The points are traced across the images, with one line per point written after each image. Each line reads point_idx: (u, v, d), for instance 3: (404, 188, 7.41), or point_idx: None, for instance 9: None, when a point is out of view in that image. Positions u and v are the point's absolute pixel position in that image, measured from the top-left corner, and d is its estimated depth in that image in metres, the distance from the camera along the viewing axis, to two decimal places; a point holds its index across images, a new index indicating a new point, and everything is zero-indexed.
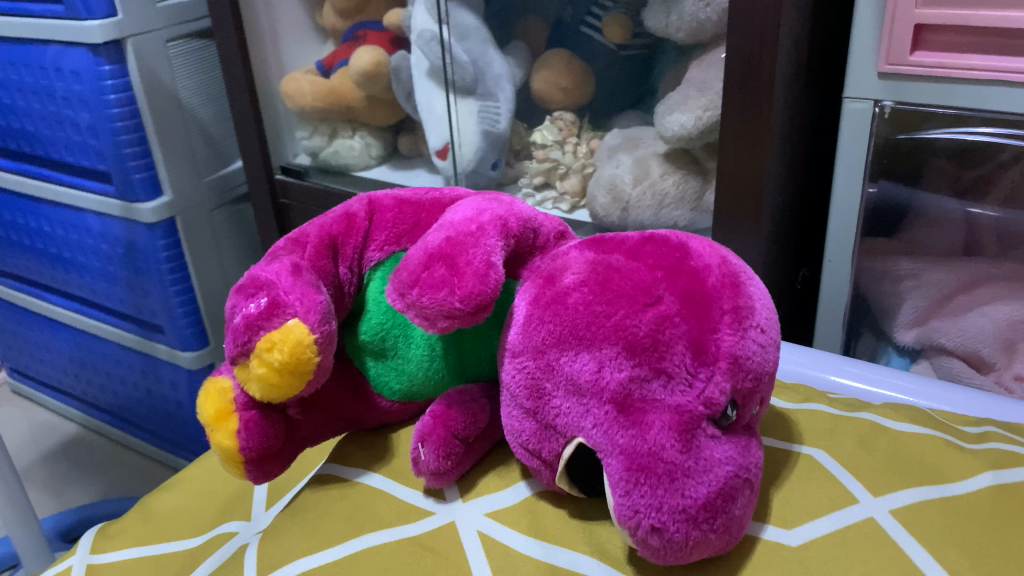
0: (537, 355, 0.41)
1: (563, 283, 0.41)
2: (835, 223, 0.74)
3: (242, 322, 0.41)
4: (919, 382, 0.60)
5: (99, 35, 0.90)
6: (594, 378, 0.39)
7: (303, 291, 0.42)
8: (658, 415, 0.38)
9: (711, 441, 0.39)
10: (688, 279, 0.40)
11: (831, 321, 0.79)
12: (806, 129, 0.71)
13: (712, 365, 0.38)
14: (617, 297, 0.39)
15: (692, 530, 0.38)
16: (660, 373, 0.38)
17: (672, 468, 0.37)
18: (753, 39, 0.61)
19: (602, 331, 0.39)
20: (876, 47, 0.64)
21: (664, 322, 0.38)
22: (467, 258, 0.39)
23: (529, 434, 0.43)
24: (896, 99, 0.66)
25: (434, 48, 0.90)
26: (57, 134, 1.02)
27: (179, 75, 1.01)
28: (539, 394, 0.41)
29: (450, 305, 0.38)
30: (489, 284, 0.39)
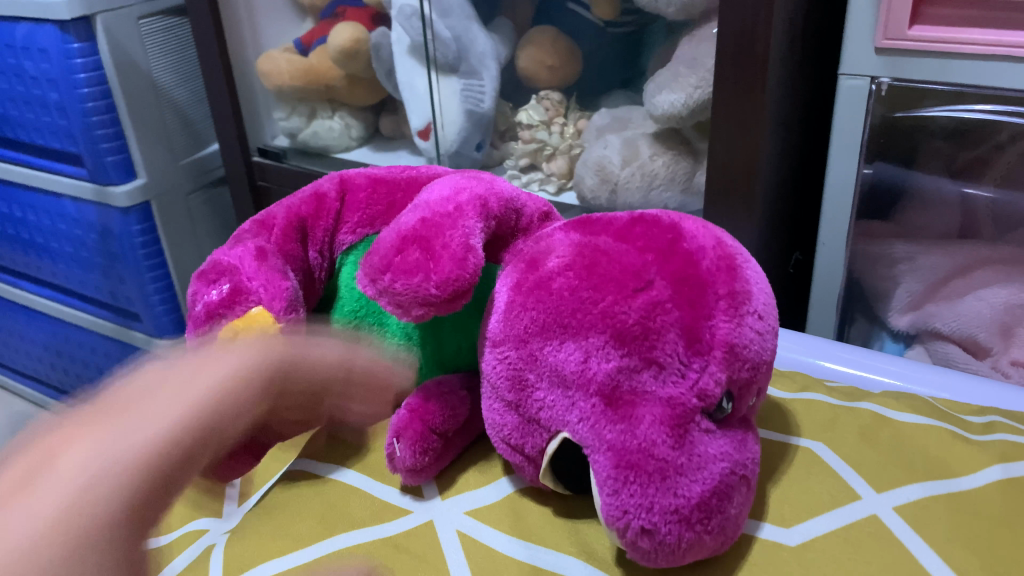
0: (519, 345, 0.39)
1: (547, 268, 0.39)
2: (830, 206, 0.72)
3: (205, 309, 0.40)
4: (916, 368, 0.58)
5: (66, 11, 0.87)
6: (579, 369, 0.37)
7: (269, 274, 0.41)
8: (648, 408, 0.36)
9: (705, 436, 0.37)
10: (681, 261, 0.37)
11: (825, 306, 0.77)
12: (801, 107, 0.69)
13: (706, 354, 0.36)
14: (605, 282, 0.37)
15: (684, 533, 0.36)
16: (650, 363, 0.36)
17: (663, 465, 0.35)
18: (746, 13, 0.59)
19: (589, 318, 0.37)
20: (873, 21, 0.62)
21: (655, 308, 0.36)
22: (444, 241, 0.37)
23: (511, 428, 0.41)
24: (895, 76, 0.63)
25: (415, 23, 0.85)
26: (26, 115, 0.98)
27: (152, 54, 0.98)
28: (521, 385, 0.39)
29: (425, 292, 0.35)
30: (468, 268, 0.36)
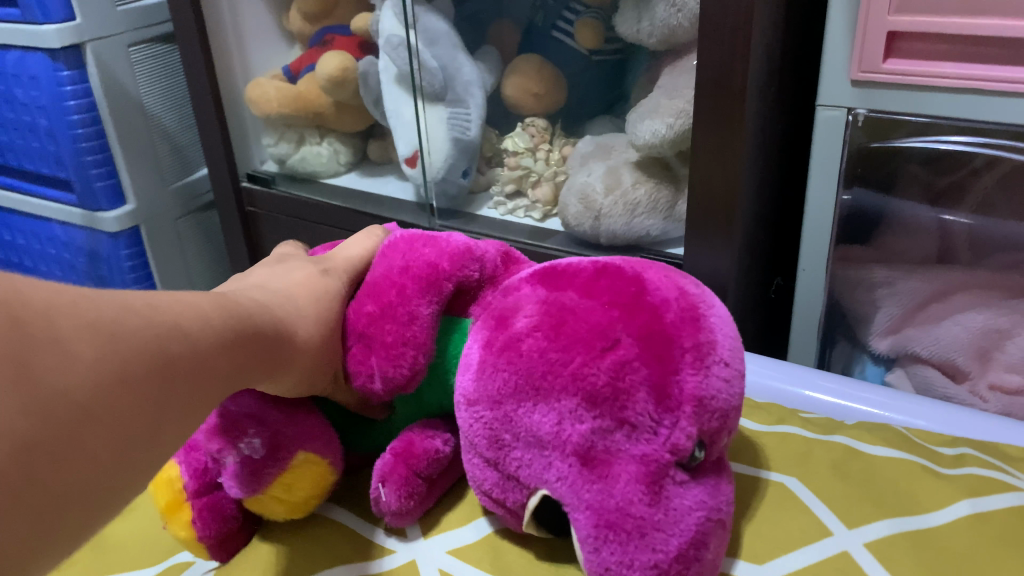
0: (495, 406, 0.42)
1: (516, 328, 0.42)
2: (809, 233, 0.73)
3: (245, 469, 0.45)
4: (890, 397, 0.59)
5: (56, 39, 0.88)
6: (554, 430, 0.40)
7: (299, 424, 0.47)
8: (624, 467, 0.39)
9: (679, 488, 0.40)
10: (645, 317, 0.40)
11: (806, 332, 0.78)
12: (781, 137, 0.71)
13: (676, 409, 0.39)
14: (573, 343, 0.40)
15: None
16: (621, 424, 0.39)
17: (641, 523, 0.39)
18: (721, 46, 0.60)
19: (560, 381, 0.40)
20: (849, 55, 0.64)
21: (622, 368, 0.39)
22: (385, 337, 0.46)
23: (491, 483, 0.44)
24: (869, 107, 0.65)
25: (401, 53, 0.86)
26: (15, 140, 0.99)
27: (142, 79, 0.99)
28: (500, 445, 0.43)
29: (374, 390, 0.47)
30: (403, 364, 0.46)
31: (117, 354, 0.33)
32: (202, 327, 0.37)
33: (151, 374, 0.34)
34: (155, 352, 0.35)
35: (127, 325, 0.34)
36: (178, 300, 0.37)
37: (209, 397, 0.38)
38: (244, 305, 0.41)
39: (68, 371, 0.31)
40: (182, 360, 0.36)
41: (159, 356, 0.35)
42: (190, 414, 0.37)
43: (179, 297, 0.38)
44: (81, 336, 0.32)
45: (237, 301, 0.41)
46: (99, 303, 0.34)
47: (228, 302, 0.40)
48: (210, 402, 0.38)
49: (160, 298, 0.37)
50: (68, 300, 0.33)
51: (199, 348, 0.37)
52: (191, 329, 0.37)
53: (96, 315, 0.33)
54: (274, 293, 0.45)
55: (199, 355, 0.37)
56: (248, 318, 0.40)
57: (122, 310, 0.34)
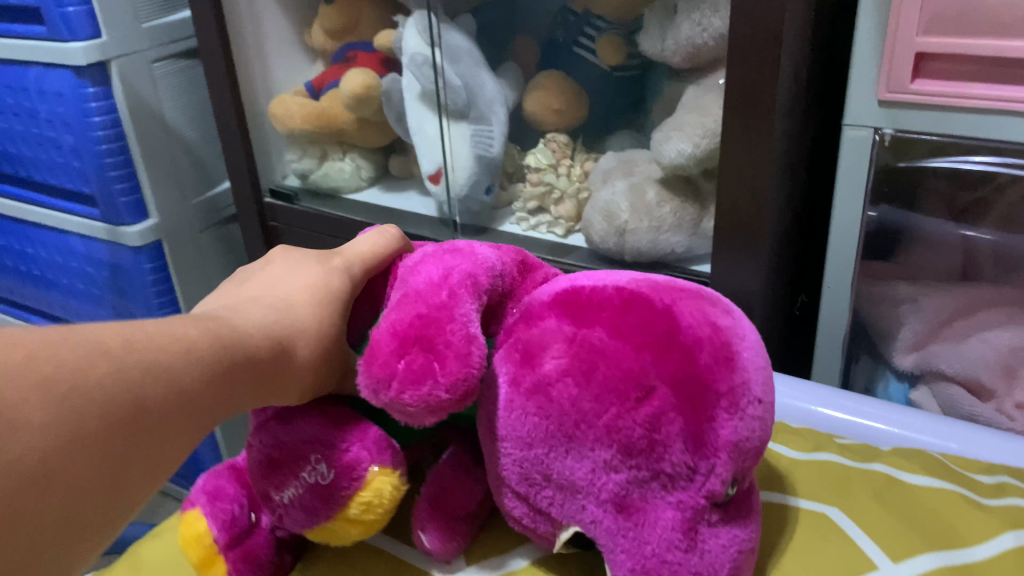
0: (528, 447, 0.44)
1: (545, 370, 0.44)
2: (835, 250, 0.73)
3: (319, 496, 0.47)
4: (903, 414, 0.60)
5: (83, 57, 0.89)
6: (590, 476, 0.43)
7: (370, 439, 0.47)
8: (658, 513, 0.43)
9: (711, 528, 0.44)
10: (677, 362, 0.42)
11: (830, 349, 0.78)
12: (806, 156, 0.71)
13: (710, 456, 0.42)
14: (607, 393, 0.42)
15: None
16: (656, 475, 0.42)
17: (677, 568, 0.42)
18: (749, 68, 0.60)
19: (596, 433, 0.42)
20: (876, 75, 0.64)
21: (658, 422, 0.41)
22: (446, 338, 0.43)
23: (523, 512, 0.48)
24: (896, 127, 0.65)
25: (426, 71, 0.87)
26: (39, 155, 1.00)
27: (165, 95, 1.00)
28: (532, 482, 0.45)
29: (439, 397, 0.42)
30: (473, 363, 0.43)
31: (96, 409, 0.34)
32: (185, 362, 0.39)
33: (134, 424, 0.36)
34: (127, 401, 0.36)
35: (104, 374, 0.35)
36: (153, 338, 0.38)
37: (187, 431, 0.39)
38: (234, 331, 0.43)
39: (40, 445, 0.32)
40: (157, 403, 0.37)
41: (141, 403, 0.36)
42: (177, 447, 0.39)
43: (156, 332, 0.39)
44: (42, 404, 0.33)
45: (222, 329, 0.42)
46: (66, 353, 0.35)
47: (217, 330, 0.42)
48: (195, 431, 0.40)
49: (137, 333, 0.38)
50: (24, 354, 0.33)
51: (180, 388, 0.38)
52: (169, 368, 0.38)
53: (57, 367, 0.34)
54: (273, 307, 0.46)
55: (174, 397, 0.38)
56: (234, 346, 0.42)
57: (91, 359, 0.35)
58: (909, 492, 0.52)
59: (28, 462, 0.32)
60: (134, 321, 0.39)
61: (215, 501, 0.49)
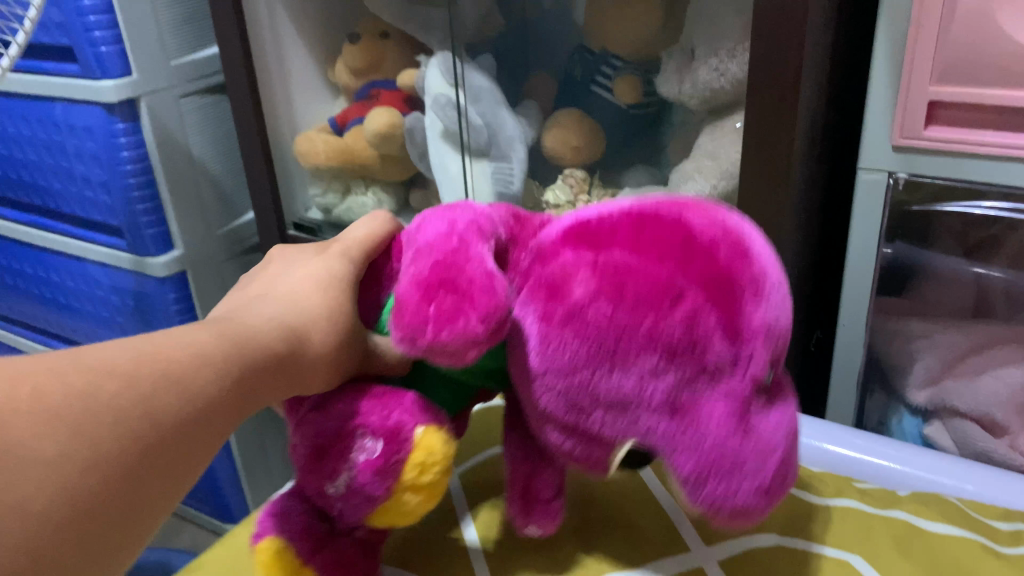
0: (570, 375, 0.43)
1: (574, 298, 0.43)
2: (851, 288, 0.75)
3: (372, 469, 0.45)
4: (918, 454, 0.64)
5: (113, 94, 0.92)
6: (637, 386, 0.43)
7: (403, 404, 0.47)
8: (710, 408, 0.42)
9: (760, 414, 0.44)
10: (700, 265, 0.42)
11: (845, 385, 0.80)
12: (821, 197, 0.72)
13: (749, 341, 0.42)
14: (641, 301, 0.42)
15: (759, 501, 0.44)
16: (701, 371, 0.42)
17: (737, 455, 0.43)
18: (765, 115, 0.63)
19: (638, 342, 0.42)
20: (890, 121, 0.66)
21: (695, 319, 0.42)
22: (467, 276, 0.43)
23: (572, 445, 0.46)
24: (911, 171, 0.67)
25: (449, 112, 0.90)
26: (68, 187, 1.03)
27: (191, 129, 1.03)
28: (579, 410, 0.44)
29: (474, 330, 0.41)
30: (500, 294, 0.43)
31: (103, 426, 0.35)
32: (193, 368, 0.39)
33: (146, 433, 0.36)
34: (138, 416, 0.36)
35: (108, 391, 0.36)
36: (161, 353, 0.39)
37: (206, 438, 0.39)
38: (241, 329, 0.43)
39: (51, 471, 0.33)
40: (171, 415, 0.37)
41: (149, 414, 0.37)
42: (196, 455, 0.39)
43: (164, 348, 0.39)
44: (46, 435, 0.33)
45: (233, 332, 0.43)
46: (70, 377, 0.35)
47: (228, 333, 0.43)
48: (215, 437, 0.40)
49: (145, 350, 0.38)
50: (30, 385, 0.34)
51: (192, 396, 0.39)
52: (180, 377, 0.39)
53: (62, 394, 0.34)
54: (283, 301, 0.47)
55: (188, 405, 0.38)
56: (247, 346, 0.42)
57: (98, 380, 0.36)
58: (931, 544, 0.55)
59: (40, 489, 0.32)
60: (143, 336, 0.40)
61: (284, 521, 0.49)
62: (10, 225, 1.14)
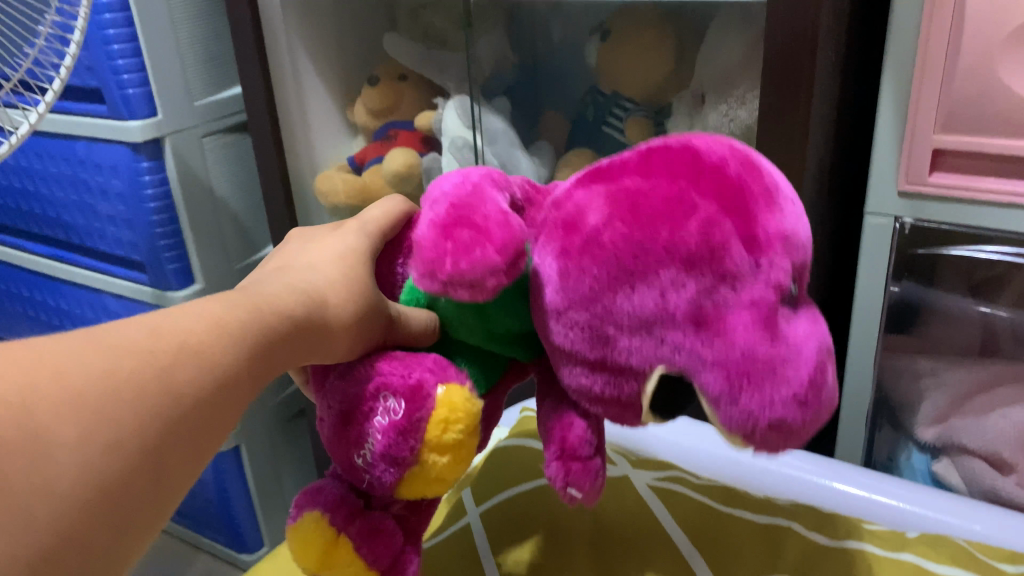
0: (588, 306, 0.38)
1: (587, 225, 0.39)
2: (859, 328, 0.76)
3: (393, 429, 0.40)
4: (924, 495, 0.66)
5: (139, 134, 0.95)
6: (658, 306, 0.37)
7: (427, 364, 0.42)
8: (739, 320, 0.37)
9: (790, 321, 0.38)
10: (710, 177, 0.38)
11: (854, 422, 0.81)
12: (829, 239, 0.74)
13: (768, 251, 0.37)
14: (653, 217, 0.37)
15: (804, 416, 0.37)
16: (724, 280, 0.37)
17: (774, 365, 0.36)
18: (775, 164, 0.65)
19: (654, 256, 0.37)
20: (896, 167, 0.68)
21: (713, 225, 0.37)
22: (484, 213, 0.39)
23: (596, 387, 0.40)
24: (917, 217, 0.69)
25: (466, 153, 0.94)
26: (92, 223, 1.05)
27: (213, 166, 1.05)
28: (602, 343, 0.39)
29: (493, 261, 0.38)
30: (518, 228, 0.39)
31: (126, 407, 0.32)
32: (212, 340, 0.37)
33: (171, 412, 0.34)
34: (161, 394, 0.33)
35: (128, 371, 0.33)
36: (176, 328, 0.36)
37: (227, 416, 0.37)
38: (259, 297, 0.41)
39: (71, 464, 0.30)
40: (194, 391, 0.35)
41: (173, 392, 0.34)
42: (215, 434, 0.36)
43: (179, 323, 0.36)
44: (67, 420, 0.30)
45: (252, 300, 0.40)
46: (90, 360, 0.32)
47: (247, 301, 0.40)
48: (237, 410, 0.37)
49: (163, 327, 0.36)
50: (47, 370, 0.31)
51: (214, 371, 0.36)
52: (200, 352, 0.36)
53: (81, 379, 0.31)
54: (301, 272, 0.45)
55: (210, 380, 0.36)
56: (268, 314, 0.40)
57: (117, 359, 0.33)
58: None
59: (68, 481, 0.30)
60: (155, 313, 0.37)
61: (310, 494, 0.44)
62: (34, 259, 1.17)
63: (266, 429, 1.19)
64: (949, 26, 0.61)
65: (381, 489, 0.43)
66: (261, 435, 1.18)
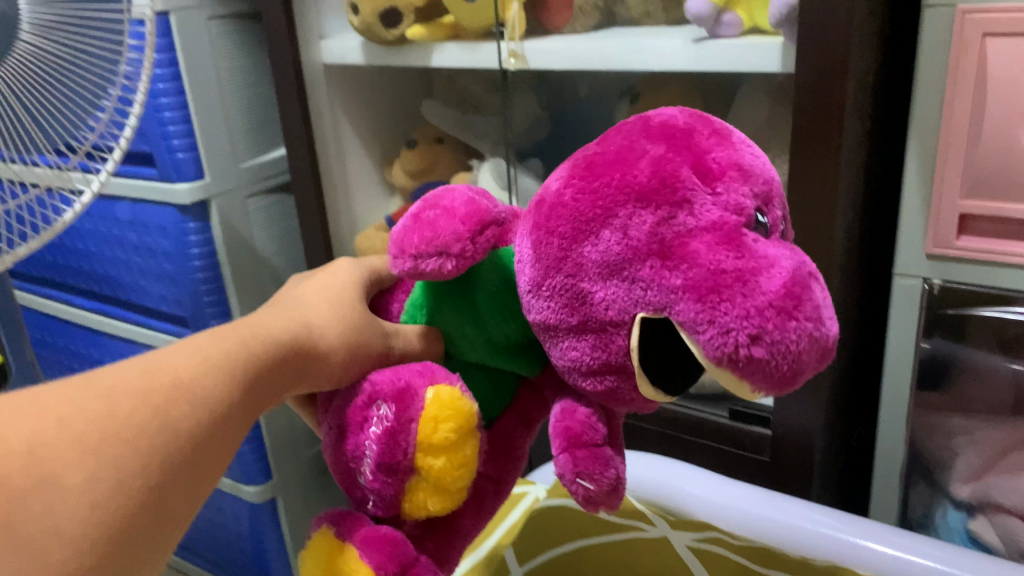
0: (561, 263, 0.40)
1: (554, 192, 0.41)
2: (890, 384, 0.78)
3: (384, 433, 0.42)
4: (959, 555, 0.65)
5: (187, 196, 0.99)
6: (621, 246, 0.39)
7: (418, 369, 0.45)
8: (699, 243, 0.37)
9: (759, 242, 0.38)
10: (661, 126, 0.41)
11: (888, 477, 0.82)
12: (859, 300, 0.76)
13: (722, 179, 0.39)
14: (607, 166, 0.40)
15: (789, 326, 0.36)
16: (679, 210, 0.38)
17: (739, 274, 0.36)
18: (807, 229, 0.67)
19: (610, 197, 0.39)
20: (923, 232, 0.71)
21: (663, 162, 0.39)
22: (450, 198, 0.46)
23: (587, 353, 0.41)
24: (945, 278, 0.71)
25: None
26: (139, 280, 1.09)
27: (257, 225, 1.10)
28: (580, 298, 0.40)
29: (459, 230, 0.44)
30: (481, 206, 0.46)
31: (123, 443, 0.36)
32: (201, 376, 0.42)
33: (165, 444, 0.38)
34: (156, 428, 0.38)
35: (124, 410, 0.37)
36: (166, 370, 0.41)
37: (221, 448, 0.41)
38: (250, 337, 0.46)
39: (80, 499, 0.34)
40: (184, 423, 0.39)
41: (165, 427, 0.38)
42: (211, 461, 0.40)
43: (168, 364, 0.41)
44: (74, 459, 0.35)
45: (243, 340, 0.45)
46: (90, 404, 0.37)
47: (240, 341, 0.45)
48: (228, 447, 0.42)
49: (154, 368, 0.40)
50: (52, 418, 0.35)
51: (204, 407, 0.41)
52: (191, 390, 0.41)
53: (83, 425, 0.36)
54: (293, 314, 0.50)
55: (202, 414, 0.40)
56: (258, 354, 0.45)
57: (116, 399, 0.37)
58: None
59: (75, 512, 0.34)
60: (149, 355, 0.42)
61: (327, 513, 0.46)
62: (80, 313, 1.20)
63: (303, 480, 1.21)
64: (972, 95, 0.63)
65: (386, 504, 0.44)
66: (297, 488, 1.19)
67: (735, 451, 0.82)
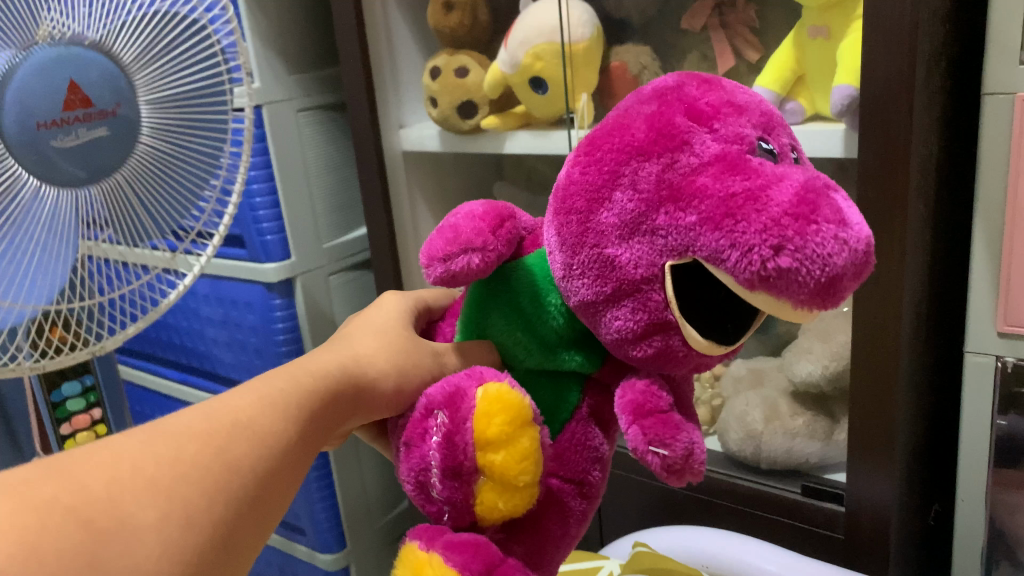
0: (585, 232, 0.44)
1: (568, 174, 0.46)
2: (966, 462, 0.78)
3: (443, 436, 0.45)
4: None
5: (273, 275, 1.05)
6: (635, 202, 0.42)
7: (465, 373, 0.48)
8: (705, 177, 0.40)
9: (765, 163, 0.41)
10: (650, 90, 0.45)
11: (969, 557, 0.81)
12: (931, 378, 0.77)
13: (716, 117, 0.42)
14: (608, 134, 0.44)
15: (810, 230, 0.37)
16: (680, 152, 0.41)
17: (749, 193, 0.39)
18: (875, 308, 0.68)
19: (614, 160, 0.43)
20: (994, 310, 0.71)
21: (656, 117, 0.43)
22: (460, 209, 0.51)
23: (628, 319, 0.44)
24: (1017, 356, 0.72)
25: None
26: (226, 354, 1.16)
27: (336, 300, 1.15)
28: (610, 263, 0.43)
29: (477, 225, 0.48)
30: (490, 208, 0.51)
31: (194, 486, 0.40)
32: (258, 417, 0.46)
33: (229, 483, 0.42)
34: (221, 469, 0.42)
35: (191, 454, 0.41)
36: (225, 414, 0.45)
37: (277, 483, 0.45)
38: (307, 373, 0.51)
39: (155, 541, 0.37)
40: (242, 463, 0.43)
41: (229, 467, 0.42)
42: (270, 495, 0.44)
43: (227, 410, 0.45)
44: (149, 503, 0.38)
45: (303, 379, 0.50)
46: (161, 450, 0.41)
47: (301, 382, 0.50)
48: (284, 483, 0.46)
49: (214, 413, 0.45)
50: (128, 466, 0.39)
51: (261, 445, 0.45)
52: (248, 431, 0.45)
53: (157, 473, 0.39)
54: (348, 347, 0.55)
55: (259, 456, 0.44)
56: (318, 392, 0.50)
57: (182, 444, 0.41)
58: None
59: (153, 549, 0.37)
60: (208, 401, 0.46)
61: (414, 531, 0.49)
62: (169, 384, 1.28)
63: (376, 549, 1.23)
64: None
65: (460, 511, 0.47)
66: (370, 556, 1.22)
67: (814, 532, 0.81)
